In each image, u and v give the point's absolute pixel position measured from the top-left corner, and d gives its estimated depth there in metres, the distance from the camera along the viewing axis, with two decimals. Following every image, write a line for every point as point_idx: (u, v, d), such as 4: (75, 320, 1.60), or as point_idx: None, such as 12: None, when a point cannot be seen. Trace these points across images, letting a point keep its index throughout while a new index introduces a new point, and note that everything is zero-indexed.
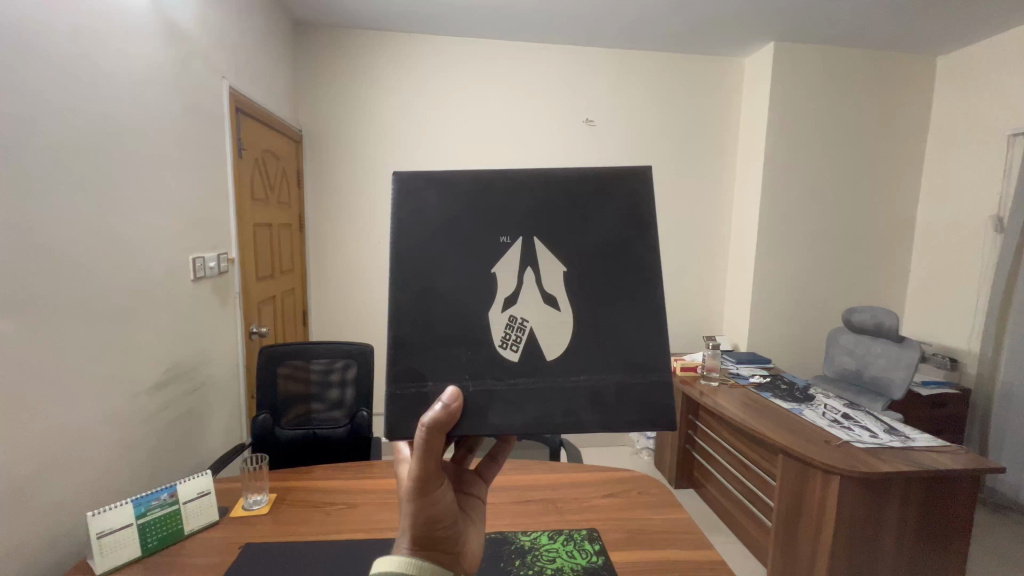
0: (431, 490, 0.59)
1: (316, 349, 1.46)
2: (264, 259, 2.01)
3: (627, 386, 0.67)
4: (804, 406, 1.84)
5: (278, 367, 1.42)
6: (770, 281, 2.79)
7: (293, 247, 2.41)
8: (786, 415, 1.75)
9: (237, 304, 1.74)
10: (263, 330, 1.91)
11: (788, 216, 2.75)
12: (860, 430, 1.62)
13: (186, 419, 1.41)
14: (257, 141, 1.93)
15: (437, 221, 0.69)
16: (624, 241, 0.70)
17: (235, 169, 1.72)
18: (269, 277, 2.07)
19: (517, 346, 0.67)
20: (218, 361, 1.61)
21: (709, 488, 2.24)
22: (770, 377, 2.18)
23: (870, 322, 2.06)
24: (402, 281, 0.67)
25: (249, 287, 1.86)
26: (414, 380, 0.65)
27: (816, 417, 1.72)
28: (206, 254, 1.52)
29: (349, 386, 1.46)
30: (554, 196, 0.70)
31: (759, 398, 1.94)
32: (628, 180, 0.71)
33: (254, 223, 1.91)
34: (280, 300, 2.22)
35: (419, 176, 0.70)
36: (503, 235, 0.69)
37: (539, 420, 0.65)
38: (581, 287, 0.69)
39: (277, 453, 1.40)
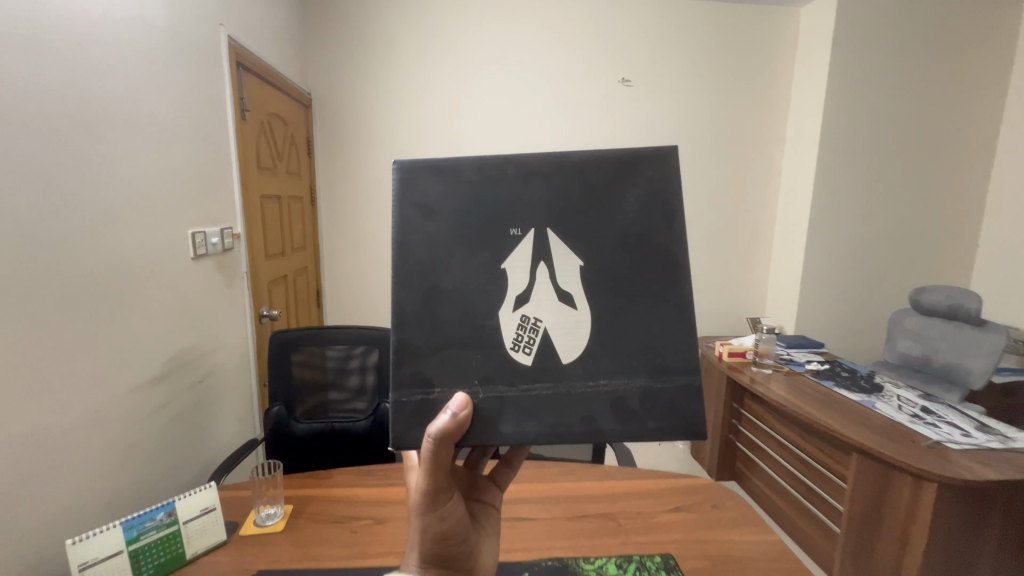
0: (437, 505, 0.56)
1: (332, 334, 1.46)
2: (274, 236, 2.04)
3: (653, 391, 0.60)
4: (875, 398, 1.71)
5: (292, 353, 1.43)
6: (828, 257, 2.57)
7: (305, 227, 2.43)
8: (850, 407, 1.64)
9: (245, 280, 1.76)
10: (274, 313, 1.95)
11: (844, 184, 2.51)
12: (947, 427, 1.47)
13: (191, 415, 1.44)
14: (260, 105, 1.92)
15: (442, 212, 0.64)
16: (648, 232, 0.63)
17: (238, 140, 1.70)
18: (279, 256, 2.10)
19: (530, 348, 0.62)
20: (225, 348, 1.64)
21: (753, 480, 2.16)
22: (829, 365, 2.05)
23: (944, 303, 1.86)
24: (406, 279, 0.63)
25: (258, 267, 1.88)
26: (420, 385, 0.61)
27: (893, 412, 1.58)
28: (207, 229, 1.52)
29: (368, 373, 1.46)
30: (568, 182, 0.64)
31: (819, 387, 1.82)
32: (653, 162, 0.64)
33: (261, 194, 1.93)
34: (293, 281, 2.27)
35: (423, 164, 0.65)
36: (513, 227, 0.63)
37: (554, 429, 0.60)
38: (600, 282, 0.63)
39: (293, 445, 1.42)
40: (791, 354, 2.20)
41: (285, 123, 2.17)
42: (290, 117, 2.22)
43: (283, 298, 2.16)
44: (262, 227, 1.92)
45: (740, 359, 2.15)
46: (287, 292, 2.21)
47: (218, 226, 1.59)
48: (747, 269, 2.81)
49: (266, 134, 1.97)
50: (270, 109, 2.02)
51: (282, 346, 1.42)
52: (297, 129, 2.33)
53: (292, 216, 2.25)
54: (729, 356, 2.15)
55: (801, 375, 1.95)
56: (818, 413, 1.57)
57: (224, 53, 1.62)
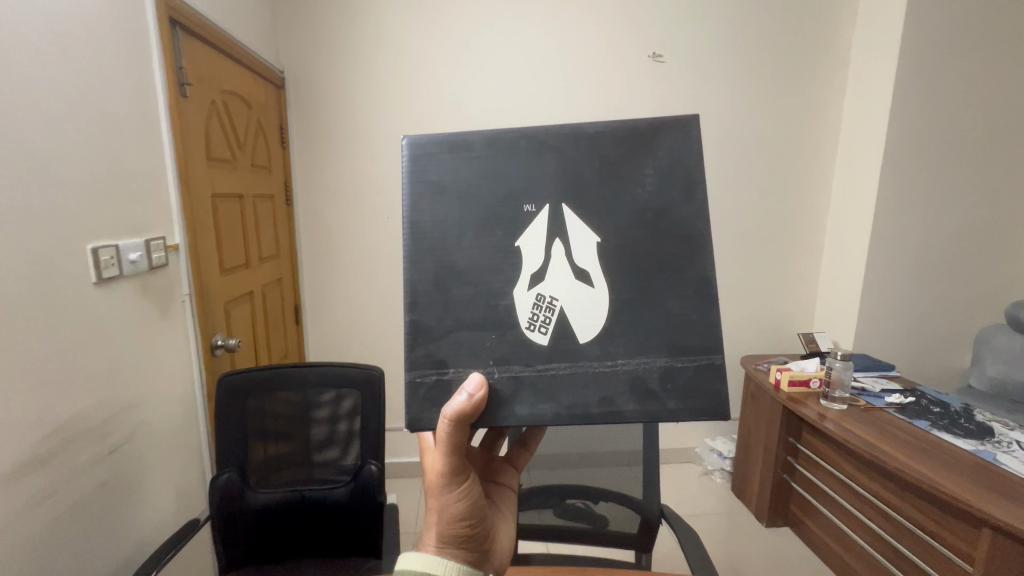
0: (455, 484, 0.56)
1: (303, 377, 1.06)
2: (231, 245, 1.43)
3: (672, 371, 0.59)
4: (993, 446, 1.23)
5: (244, 402, 1.03)
6: (919, 265, 1.87)
7: (277, 229, 1.75)
8: (931, 443, 1.26)
9: (191, 307, 1.22)
10: (232, 343, 1.37)
11: (938, 176, 1.81)
12: None
13: (103, 499, 0.95)
14: (212, 73, 1.33)
15: (454, 190, 0.62)
16: (668, 208, 0.60)
17: (174, 118, 1.14)
18: (243, 268, 1.51)
19: (546, 328, 0.60)
20: (159, 402, 1.11)
21: (810, 527, 1.66)
22: (910, 396, 1.55)
23: None
24: (418, 259, 0.61)
25: (211, 288, 1.31)
26: (435, 367, 0.60)
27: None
28: (126, 241, 0.99)
29: (342, 425, 1.07)
30: (584, 155, 0.61)
31: (907, 427, 1.36)
32: (675, 132, 0.61)
33: (213, 190, 1.32)
34: (262, 298, 1.64)
35: (433, 139, 0.62)
36: (527, 203, 0.61)
37: (571, 410, 0.59)
38: (618, 259, 0.60)
39: (249, 522, 1.04)
40: (859, 380, 1.67)
41: (248, 103, 1.53)
42: (257, 97, 1.58)
43: (247, 327, 1.55)
44: (213, 234, 1.33)
45: (804, 390, 1.65)
46: (253, 315, 1.59)
47: (144, 237, 1.05)
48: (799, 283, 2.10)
49: (221, 113, 1.38)
50: (227, 84, 1.41)
51: (233, 395, 1.02)
52: (269, 111, 1.68)
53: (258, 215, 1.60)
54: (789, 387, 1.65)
55: (880, 409, 1.47)
56: (908, 461, 1.17)
57: (150, 10, 1.08)
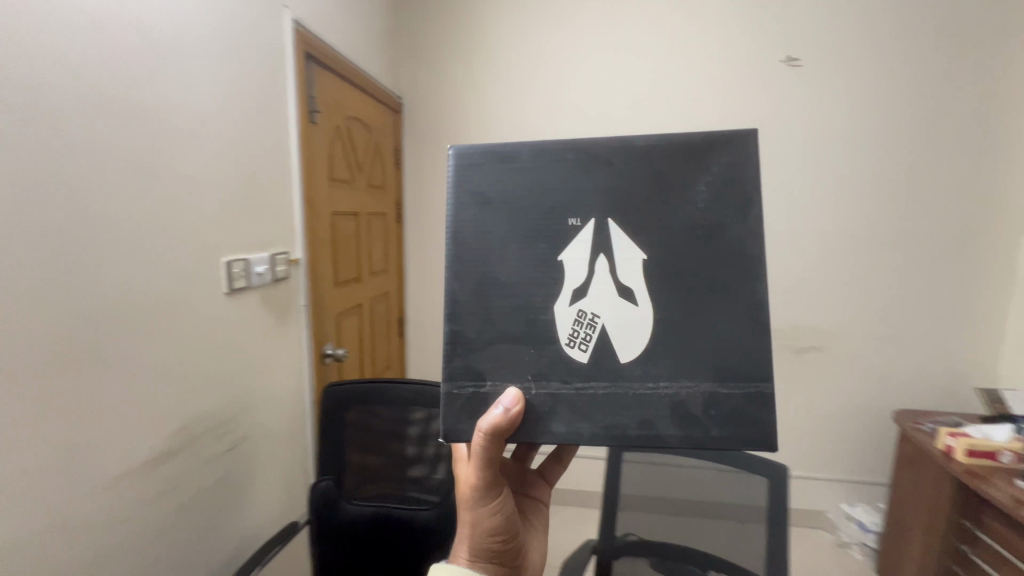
0: (488, 499, 0.56)
1: (395, 392, 1.05)
2: (344, 257, 1.59)
3: (718, 397, 0.57)
4: None
5: (342, 414, 1.06)
6: None
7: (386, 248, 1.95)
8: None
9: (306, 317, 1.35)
10: (340, 351, 1.49)
11: None
12: None
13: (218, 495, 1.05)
14: (337, 107, 1.51)
15: (498, 201, 0.61)
16: (722, 226, 0.58)
17: (303, 147, 1.30)
18: (353, 278, 1.67)
19: (586, 344, 0.59)
20: (269, 403, 1.22)
21: None
22: None
23: None
24: (460, 269, 0.61)
25: (325, 295, 1.45)
26: (473, 379, 0.60)
27: None
28: (252, 256, 1.11)
29: (432, 444, 1.04)
30: (633, 168, 0.59)
31: None
32: (729, 147, 0.59)
33: (333, 210, 1.49)
34: (369, 311, 1.81)
35: (479, 150, 0.62)
36: (572, 217, 0.60)
37: (610, 431, 0.57)
38: (664, 277, 0.59)
39: (341, 532, 1.06)
40: None
41: (366, 128, 1.73)
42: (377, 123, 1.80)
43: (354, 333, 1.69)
44: (332, 251, 1.49)
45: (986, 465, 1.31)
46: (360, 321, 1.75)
47: (270, 250, 1.19)
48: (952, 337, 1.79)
49: (345, 140, 1.56)
50: (352, 113, 1.61)
51: (334, 405, 1.06)
52: (383, 136, 1.88)
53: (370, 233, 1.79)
54: (967, 458, 1.32)
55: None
56: None
57: (289, 44, 1.24)
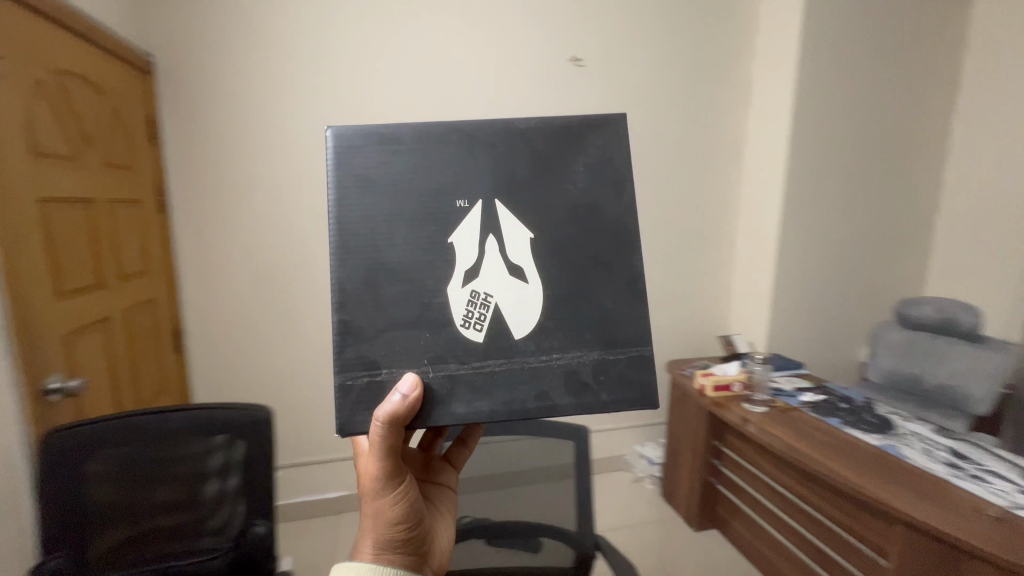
0: (391, 489, 0.55)
1: (149, 422, 0.84)
2: (77, 259, 1.08)
3: (605, 363, 0.60)
4: (890, 439, 1.18)
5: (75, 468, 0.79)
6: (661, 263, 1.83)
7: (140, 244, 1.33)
8: (859, 451, 1.14)
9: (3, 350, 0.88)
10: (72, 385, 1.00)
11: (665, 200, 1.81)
12: (999, 481, 0.98)
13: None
14: (42, 50, 1.00)
15: (382, 185, 0.60)
16: (601, 208, 0.62)
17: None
18: (91, 287, 1.13)
19: (480, 324, 0.60)
20: None
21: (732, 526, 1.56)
22: (823, 394, 1.46)
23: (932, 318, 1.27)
24: (345, 256, 0.58)
25: (38, 321, 0.96)
26: (366, 368, 0.57)
27: (929, 463, 1.06)
28: None
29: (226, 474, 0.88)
30: (517, 150, 0.61)
31: (811, 422, 1.29)
32: (602, 130, 0.63)
33: (42, 196, 0.97)
34: (121, 323, 1.25)
35: (360, 131, 0.60)
36: (459, 199, 0.60)
37: (508, 407, 0.59)
38: (551, 254, 0.61)
39: None
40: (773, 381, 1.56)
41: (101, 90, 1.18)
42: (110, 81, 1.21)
43: (99, 365, 1.16)
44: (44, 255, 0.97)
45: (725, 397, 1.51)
46: (109, 350, 1.20)
47: None
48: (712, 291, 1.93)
49: (63, 101, 1.05)
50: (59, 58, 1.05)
51: (56, 461, 0.78)
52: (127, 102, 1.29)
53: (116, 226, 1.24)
54: (714, 392, 1.51)
55: (793, 409, 1.38)
56: (809, 452, 1.15)
57: None
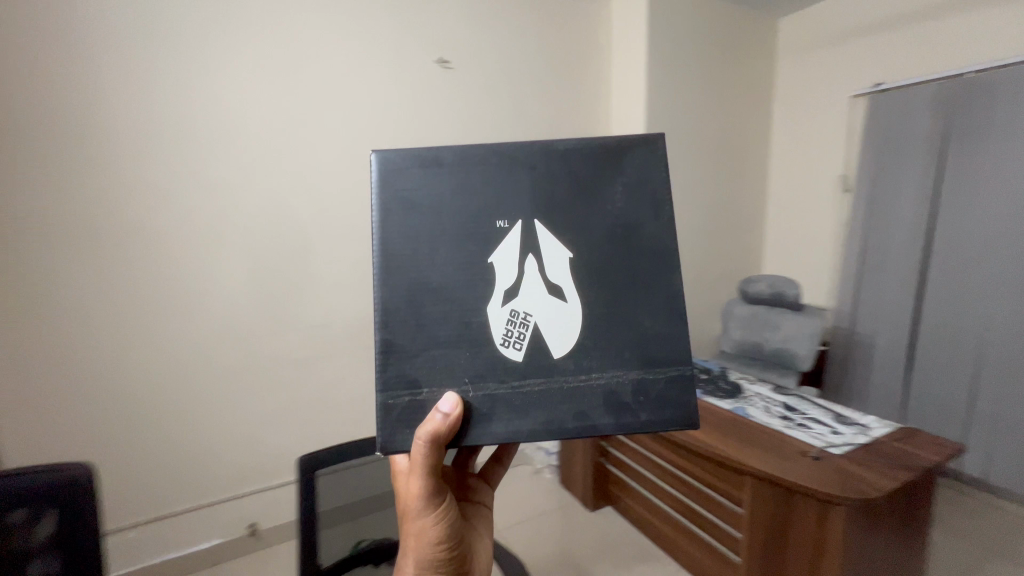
0: (433, 508, 0.55)
1: None
2: None
3: (645, 383, 0.60)
4: (738, 402, 1.41)
5: None
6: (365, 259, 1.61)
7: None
8: (741, 426, 1.26)
9: None
10: None
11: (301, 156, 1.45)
12: (815, 426, 1.22)
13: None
14: None
15: (423, 206, 0.61)
16: (639, 227, 0.62)
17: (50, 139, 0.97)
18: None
19: (520, 343, 0.60)
20: None
21: (628, 500, 1.65)
22: None
23: (767, 292, 1.71)
24: (388, 276, 0.59)
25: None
26: (407, 388, 0.58)
27: (767, 419, 1.28)
28: None
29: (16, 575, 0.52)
30: (556, 172, 0.62)
31: None
32: (640, 150, 0.63)
33: None
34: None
35: (403, 154, 0.61)
36: (500, 219, 0.61)
37: (547, 426, 0.59)
38: (591, 274, 0.61)
39: None
40: None
41: None
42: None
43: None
44: None
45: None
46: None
47: None
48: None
49: None
50: None
51: None
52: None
53: None
54: None
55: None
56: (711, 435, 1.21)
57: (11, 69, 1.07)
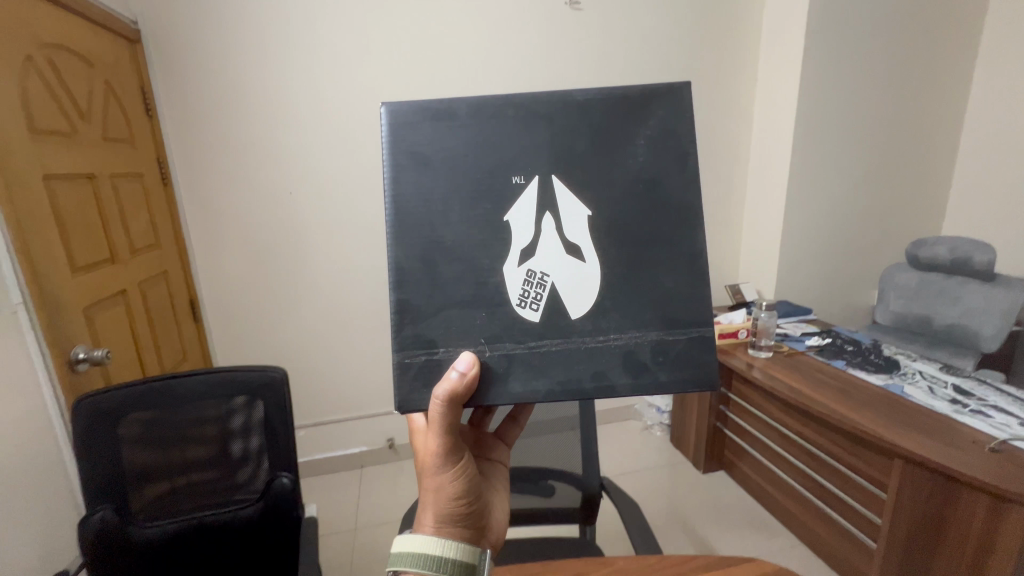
0: (451, 464, 0.56)
1: (162, 390, 0.87)
2: (85, 240, 1.14)
3: (665, 343, 0.59)
4: (896, 378, 1.33)
5: (116, 428, 0.85)
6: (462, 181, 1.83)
7: (153, 214, 1.44)
8: (895, 403, 1.21)
9: (30, 318, 0.97)
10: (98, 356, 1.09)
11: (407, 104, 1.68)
12: (998, 414, 1.11)
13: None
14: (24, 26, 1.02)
15: (438, 161, 0.58)
16: (661, 183, 0.59)
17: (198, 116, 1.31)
18: (104, 262, 1.21)
19: (537, 303, 0.59)
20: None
21: (739, 466, 1.73)
22: (825, 335, 1.64)
23: (944, 256, 1.55)
24: (402, 235, 0.58)
25: (54, 289, 1.03)
26: (423, 347, 0.58)
27: (930, 400, 1.20)
28: None
29: (240, 440, 0.92)
30: (574, 125, 0.59)
31: (824, 366, 1.44)
32: (664, 101, 0.60)
33: (45, 173, 1.03)
34: (141, 298, 1.35)
35: (416, 107, 0.59)
36: (516, 175, 0.59)
37: (565, 386, 0.58)
38: (611, 232, 0.59)
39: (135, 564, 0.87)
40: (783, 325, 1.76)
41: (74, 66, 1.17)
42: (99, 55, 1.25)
43: (124, 334, 1.27)
44: (55, 235, 1.04)
45: (732, 341, 1.68)
46: (131, 320, 1.31)
47: None
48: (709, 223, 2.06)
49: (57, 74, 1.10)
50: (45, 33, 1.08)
51: (93, 419, 0.83)
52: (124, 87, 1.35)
53: (113, 200, 1.27)
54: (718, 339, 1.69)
55: (801, 353, 1.54)
56: (832, 403, 1.22)
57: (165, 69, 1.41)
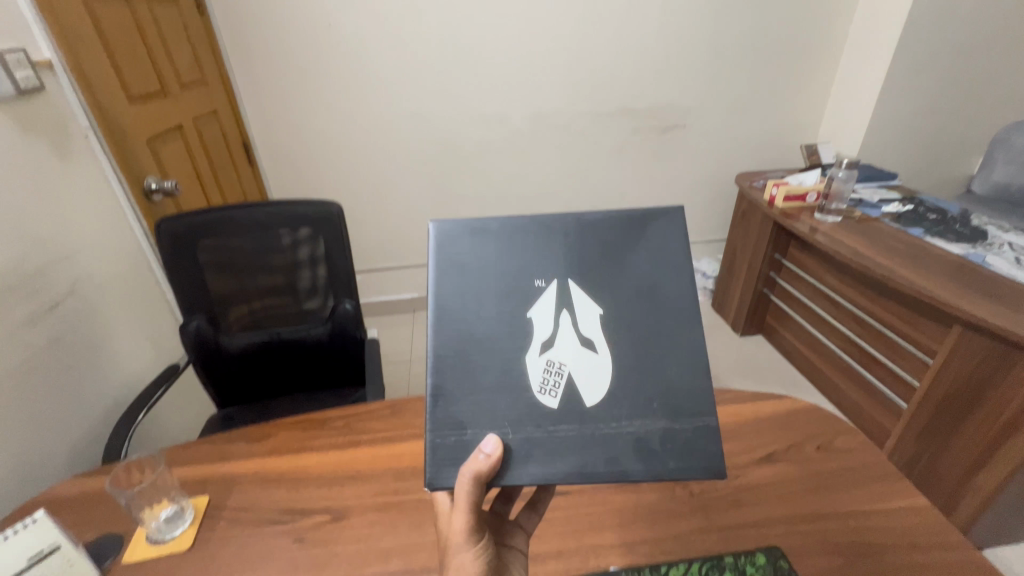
0: (473, 543, 0.59)
1: (240, 218, 1.26)
2: (138, 69, 1.50)
3: (672, 432, 0.65)
4: (980, 247, 1.56)
5: (198, 251, 1.24)
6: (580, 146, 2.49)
7: (197, 54, 1.84)
8: (962, 266, 1.46)
9: (98, 146, 1.37)
10: (166, 185, 1.53)
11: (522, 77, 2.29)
12: None
13: (66, 347, 1.23)
14: None
15: (473, 266, 0.70)
16: (661, 286, 0.69)
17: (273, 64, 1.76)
18: (157, 95, 1.58)
19: (556, 391, 0.66)
20: (93, 252, 1.34)
21: (781, 333, 2.29)
22: (911, 203, 1.89)
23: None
24: (440, 326, 0.68)
25: (122, 123, 1.42)
26: (454, 428, 0.64)
27: (1008, 267, 1.43)
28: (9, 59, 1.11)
29: (306, 270, 1.33)
30: (585, 238, 0.71)
31: (899, 235, 1.68)
32: (661, 220, 0.72)
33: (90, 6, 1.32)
34: (194, 133, 1.79)
35: (457, 222, 0.71)
36: (537, 278, 0.69)
37: (581, 470, 0.63)
38: (619, 330, 0.68)
39: (230, 364, 1.37)
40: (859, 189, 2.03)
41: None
42: None
43: (185, 160, 1.72)
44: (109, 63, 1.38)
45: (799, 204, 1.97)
46: (188, 148, 1.75)
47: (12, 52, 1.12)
48: (789, 106, 2.55)
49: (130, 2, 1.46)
50: None
51: (175, 240, 1.21)
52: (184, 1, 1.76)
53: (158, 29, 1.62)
54: (783, 201, 1.97)
55: (876, 219, 1.80)
56: (886, 262, 1.51)
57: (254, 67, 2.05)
